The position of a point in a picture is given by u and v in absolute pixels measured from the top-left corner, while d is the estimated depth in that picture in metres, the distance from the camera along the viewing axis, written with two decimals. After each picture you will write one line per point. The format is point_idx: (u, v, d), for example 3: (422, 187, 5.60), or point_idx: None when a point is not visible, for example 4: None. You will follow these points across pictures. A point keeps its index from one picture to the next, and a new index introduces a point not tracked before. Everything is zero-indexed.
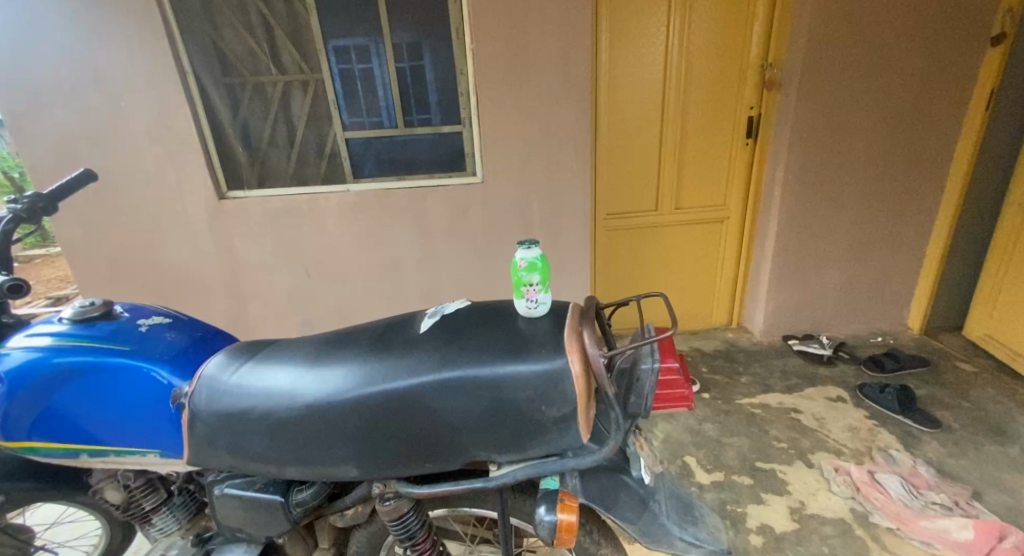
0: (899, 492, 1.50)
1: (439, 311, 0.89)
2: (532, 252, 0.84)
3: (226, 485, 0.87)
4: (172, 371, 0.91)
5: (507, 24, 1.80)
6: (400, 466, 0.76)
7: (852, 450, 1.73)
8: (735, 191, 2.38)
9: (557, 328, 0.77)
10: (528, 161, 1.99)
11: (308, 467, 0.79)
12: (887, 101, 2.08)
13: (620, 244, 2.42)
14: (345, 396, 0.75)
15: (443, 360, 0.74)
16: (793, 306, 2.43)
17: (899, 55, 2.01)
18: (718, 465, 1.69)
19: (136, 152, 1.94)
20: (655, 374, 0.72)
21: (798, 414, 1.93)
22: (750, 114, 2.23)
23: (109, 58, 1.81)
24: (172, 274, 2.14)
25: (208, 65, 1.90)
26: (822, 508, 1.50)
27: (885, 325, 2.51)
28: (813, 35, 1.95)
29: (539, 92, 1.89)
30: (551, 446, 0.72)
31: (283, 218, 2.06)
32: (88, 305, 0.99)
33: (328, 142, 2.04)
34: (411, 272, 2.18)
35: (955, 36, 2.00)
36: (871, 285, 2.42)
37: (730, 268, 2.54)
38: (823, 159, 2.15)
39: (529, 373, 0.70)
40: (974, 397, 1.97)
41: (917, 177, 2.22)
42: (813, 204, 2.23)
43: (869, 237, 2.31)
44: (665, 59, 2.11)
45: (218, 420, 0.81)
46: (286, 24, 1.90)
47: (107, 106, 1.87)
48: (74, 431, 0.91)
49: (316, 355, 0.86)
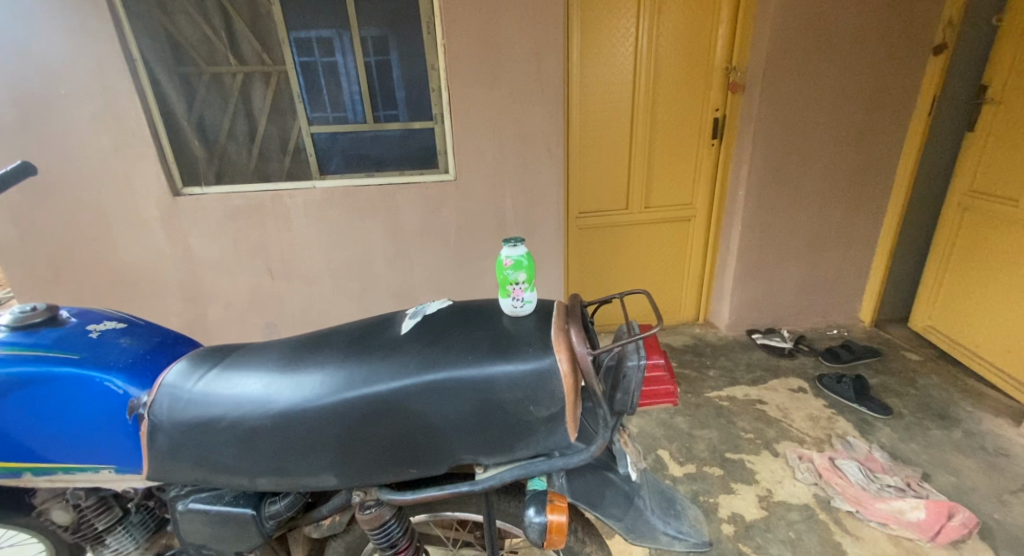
0: (857, 476, 1.58)
1: (420, 311, 0.86)
2: (518, 250, 0.83)
3: (191, 500, 0.82)
4: (129, 380, 0.84)
5: (478, 21, 1.77)
6: (381, 472, 0.73)
7: (813, 438, 1.81)
8: (701, 190, 2.44)
9: (543, 327, 0.76)
10: (501, 158, 1.97)
11: (282, 478, 0.75)
12: (840, 105, 2.18)
13: (591, 243, 2.45)
14: (322, 401, 0.72)
15: (427, 361, 0.72)
16: (755, 302, 2.52)
17: (852, 62, 2.12)
18: (690, 457, 1.74)
19: (79, 145, 1.80)
20: (641, 370, 0.71)
21: (763, 405, 2.00)
22: (716, 114, 2.29)
23: (46, 42, 1.67)
24: (121, 276, 2.00)
25: (160, 54, 1.79)
26: (788, 495, 1.56)
27: (839, 318, 2.64)
28: (774, 41, 2.03)
29: (512, 89, 1.87)
30: (538, 446, 0.71)
31: (243, 216, 1.97)
32: (28, 311, 0.90)
33: (293, 137, 1.96)
34: (382, 272, 2.13)
35: (902, 44, 2.12)
36: (827, 280, 2.54)
37: (697, 264, 2.60)
38: (783, 160, 2.23)
39: (518, 372, 0.69)
40: (920, 384, 2.10)
41: (868, 178, 2.34)
42: (775, 203, 2.31)
43: (825, 235, 2.42)
44: (634, 59, 2.13)
45: (181, 432, 0.76)
46: (246, 13, 1.81)
47: (45, 94, 1.73)
48: (17, 449, 0.83)
49: (289, 359, 0.82)
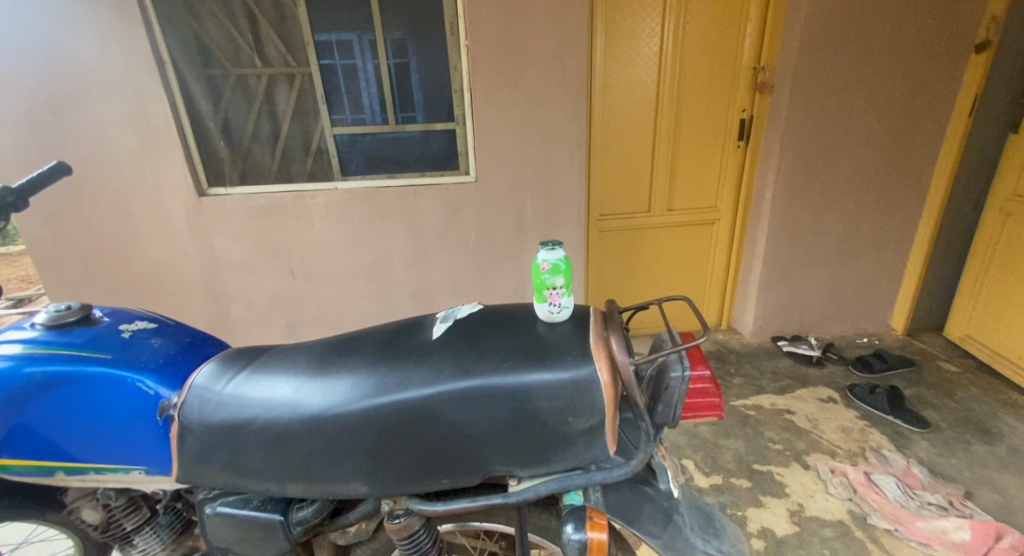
0: (895, 492, 1.52)
1: (450, 315, 0.84)
2: (556, 253, 0.80)
3: (219, 503, 0.81)
4: (160, 381, 0.83)
5: (503, 22, 1.76)
6: (411, 482, 0.71)
7: (846, 451, 1.74)
8: (727, 193, 2.39)
9: (581, 333, 0.73)
10: (523, 159, 1.95)
11: (311, 485, 0.73)
12: (874, 106, 2.11)
13: (612, 245, 2.41)
14: (352, 408, 0.70)
15: (461, 369, 0.69)
16: (782, 308, 2.46)
17: (887, 62, 2.05)
18: (716, 468, 1.69)
19: (109, 146, 1.83)
20: (686, 383, 0.68)
21: (791, 415, 1.94)
22: (742, 116, 2.23)
23: (79, 45, 1.71)
24: (147, 276, 2.03)
25: (188, 56, 1.82)
26: (821, 510, 1.50)
27: (869, 326, 2.56)
28: (806, 40, 1.97)
29: (536, 90, 1.85)
30: (576, 460, 0.68)
31: (267, 217, 1.98)
32: (63, 310, 0.90)
33: (315, 138, 1.97)
34: (402, 273, 2.12)
35: (940, 43, 2.04)
36: (857, 286, 2.45)
37: (722, 268, 2.54)
38: (812, 163, 2.17)
39: (556, 382, 0.66)
40: (959, 397, 2.02)
41: (902, 181, 2.26)
42: (804, 206, 2.25)
43: (856, 240, 2.35)
44: (659, 59, 2.09)
45: (211, 435, 0.75)
46: (272, 16, 1.83)
47: (77, 96, 1.76)
48: (49, 448, 0.83)
49: (319, 363, 0.80)
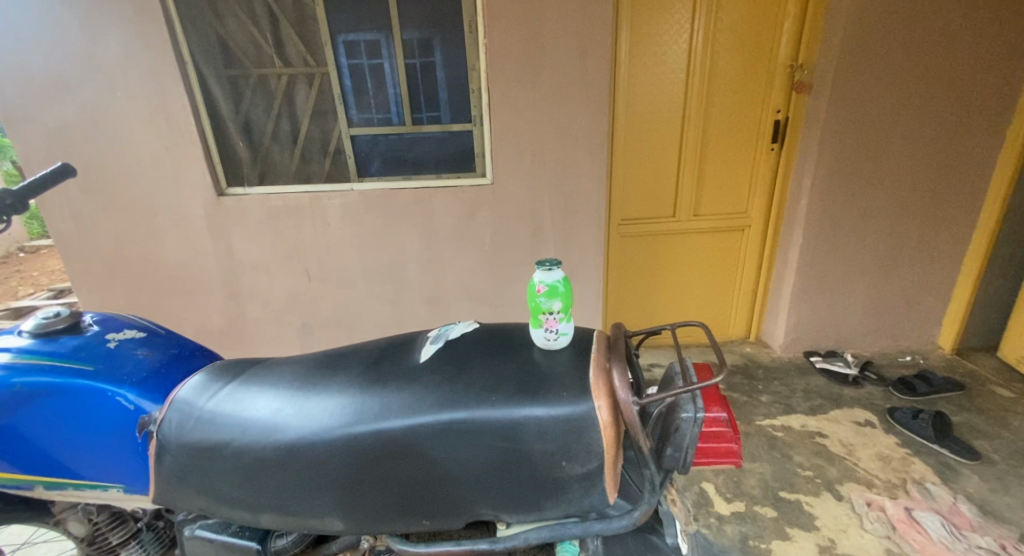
0: (940, 533, 1.39)
1: (442, 335, 0.78)
2: (554, 273, 0.73)
3: (197, 526, 0.76)
4: (141, 395, 0.80)
5: (525, 19, 1.69)
6: (390, 521, 0.65)
7: (884, 481, 1.60)
8: (758, 198, 2.25)
9: (581, 364, 0.66)
10: (542, 162, 1.87)
11: (286, 517, 0.68)
12: (924, 107, 1.95)
13: (634, 251, 2.30)
14: (330, 436, 0.65)
15: (446, 399, 0.63)
16: (816, 322, 2.31)
17: (942, 60, 1.88)
18: (739, 493, 1.58)
19: (132, 146, 1.85)
20: (697, 425, 0.60)
21: (823, 439, 1.81)
22: (777, 117, 2.10)
23: (105, 44, 1.72)
24: (167, 273, 2.05)
25: (210, 56, 1.82)
26: (854, 547, 1.37)
27: (913, 344, 2.37)
28: (849, 37, 1.83)
29: (558, 91, 1.77)
30: (570, 507, 0.61)
31: (283, 218, 1.97)
32: (52, 317, 0.88)
33: (333, 139, 1.95)
34: (416, 276, 2.08)
35: (1000, 40, 1.87)
36: (901, 300, 2.28)
37: (751, 277, 2.40)
38: (853, 169, 2.02)
39: (550, 420, 0.59)
40: (1014, 426, 1.84)
41: (954, 189, 2.08)
42: (842, 214, 2.10)
43: (900, 250, 2.18)
44: (688, 58, 1.98)
45: (186, 455, 0.71)
46: (293, 16, 1.80)
47: (103, 95, 1.78)
48: (29, 460, 0.81)
49: (303, 382, 0.75)
